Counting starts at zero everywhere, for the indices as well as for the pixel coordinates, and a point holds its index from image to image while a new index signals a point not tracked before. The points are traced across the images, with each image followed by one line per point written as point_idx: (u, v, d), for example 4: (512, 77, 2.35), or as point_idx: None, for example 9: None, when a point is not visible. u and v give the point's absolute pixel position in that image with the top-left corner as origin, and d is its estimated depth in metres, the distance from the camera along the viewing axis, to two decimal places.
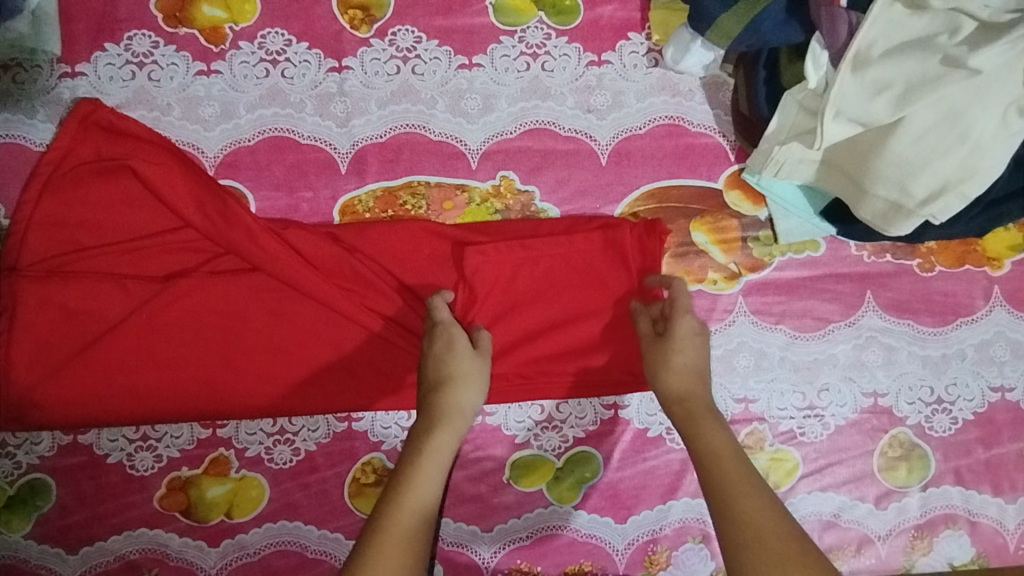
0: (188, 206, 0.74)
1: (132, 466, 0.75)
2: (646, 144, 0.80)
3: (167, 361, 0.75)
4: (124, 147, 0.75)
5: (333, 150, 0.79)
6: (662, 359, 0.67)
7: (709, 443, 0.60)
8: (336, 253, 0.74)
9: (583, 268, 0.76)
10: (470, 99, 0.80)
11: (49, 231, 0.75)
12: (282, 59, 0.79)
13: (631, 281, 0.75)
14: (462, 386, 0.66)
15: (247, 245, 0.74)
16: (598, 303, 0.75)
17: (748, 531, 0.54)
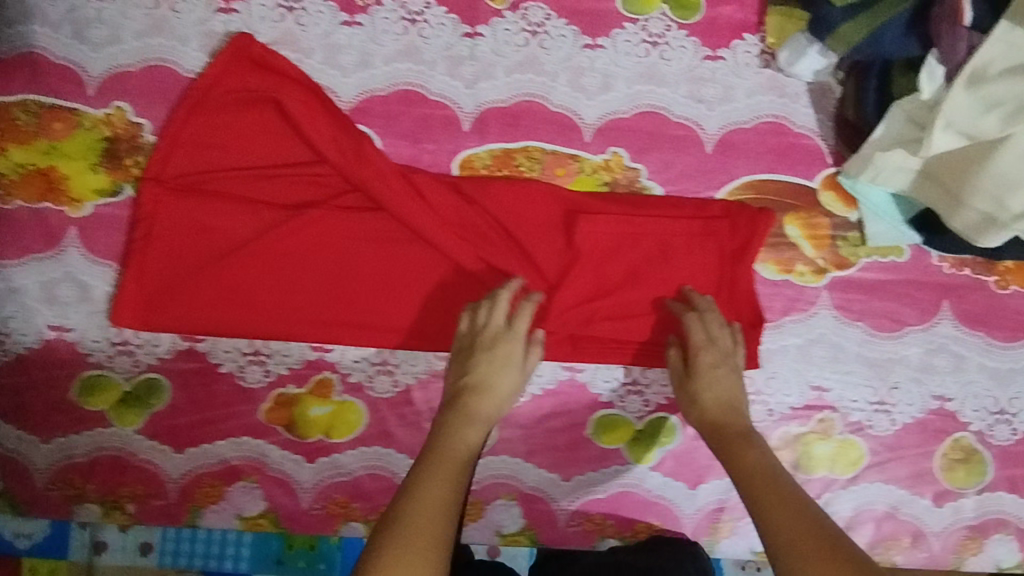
0: (325, 142, 0.80)
1: (242, 377, 0.79)
2: (750, 139, 0.85)
3: (288, 284, 0.80)
4: (272, 81, 0.81)
5: (458, 109, 0.84)
6: (711, 365, 0.75)
7: (749, 466, 0.68)
8: (458, 203, 0.81)
9: (682, 245, 0.81)
10: (590, 77, 0.84)
11: (192, 149, 0.80)
12: (420, 20, 0.84)
13: (725, 260, 0.81)
14: (491, 381, 0.74)
15: (375, 185, 0.80)
16: (693, 277, 0.81)
17: (772, 498, 0.64)
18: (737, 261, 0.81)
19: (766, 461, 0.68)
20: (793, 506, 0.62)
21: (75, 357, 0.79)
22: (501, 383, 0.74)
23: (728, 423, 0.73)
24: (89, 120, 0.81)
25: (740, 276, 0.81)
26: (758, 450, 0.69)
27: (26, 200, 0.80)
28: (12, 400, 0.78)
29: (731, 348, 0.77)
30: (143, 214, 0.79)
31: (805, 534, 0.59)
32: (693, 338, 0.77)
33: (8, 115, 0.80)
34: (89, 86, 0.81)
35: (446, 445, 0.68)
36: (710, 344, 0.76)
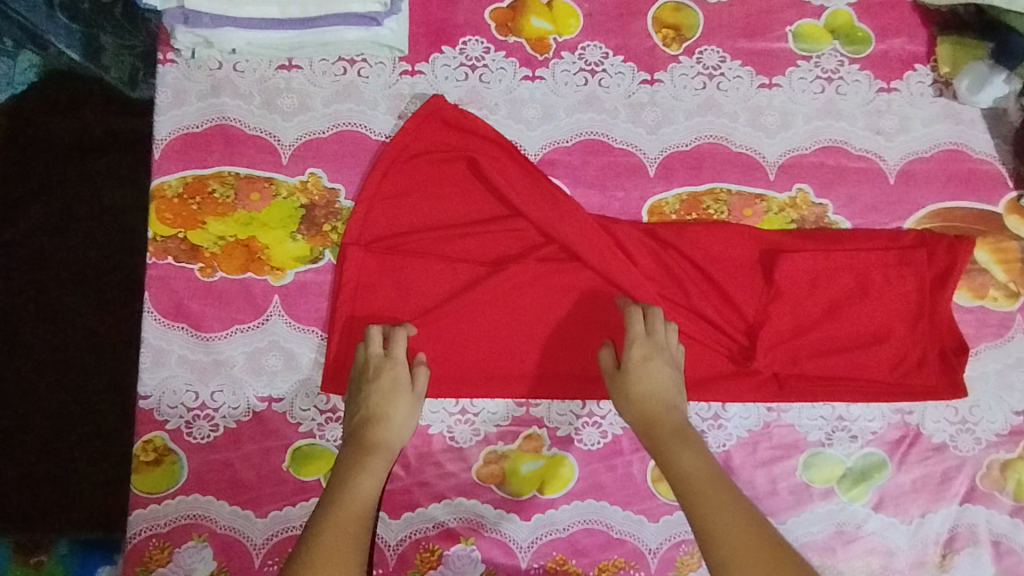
0: (520, 197, 0.81)
1: (452, 437, 0.80)
2: (932, 168, 0.85)
3: (489, 341, 0.80)
4: (464, 142, 0.82)
5: (643, 155, 0.85)
6: (643, 358, 0.74)
7: (683, 468, 0.67)
8: (656, 250, 0.81)
9: (881, 279, 0.81)
10: (769, 115, 0.85)
11: (388, 212, 0.81)
12: (599, 70, 0.85)
13: (926, 292, 0.81)
14: (387, 411, 0.74)
15: (572, 238, 0.80)
16: (894, 312, 0.81)
17: (707, 498, 0.64)
18: (937, 291, 0.81)
19: (701, 460, 0.68)
20: (746, 516, 0.63)
21: (286, 427, 0.79)
22: (397, 412, 0.74)
23: (662, 420, 0.71)
24: (286, 189, 0.82)
25: (940, 308, 0.81)
26: (692, 452, 0.68)
27: (229, 271, 0.81)
28: (229, 474, 0.78)
29: (667, 343, 0.75)
30: (347, 279, 0.80)
31: (755, 551, 0.60)
32: (632, 330, 0.76)
33: (207, 188, 0.82)
34: (283, 154, 0.83)
35: (345, 483, 0.69)
36: (647, 338, 0.75)
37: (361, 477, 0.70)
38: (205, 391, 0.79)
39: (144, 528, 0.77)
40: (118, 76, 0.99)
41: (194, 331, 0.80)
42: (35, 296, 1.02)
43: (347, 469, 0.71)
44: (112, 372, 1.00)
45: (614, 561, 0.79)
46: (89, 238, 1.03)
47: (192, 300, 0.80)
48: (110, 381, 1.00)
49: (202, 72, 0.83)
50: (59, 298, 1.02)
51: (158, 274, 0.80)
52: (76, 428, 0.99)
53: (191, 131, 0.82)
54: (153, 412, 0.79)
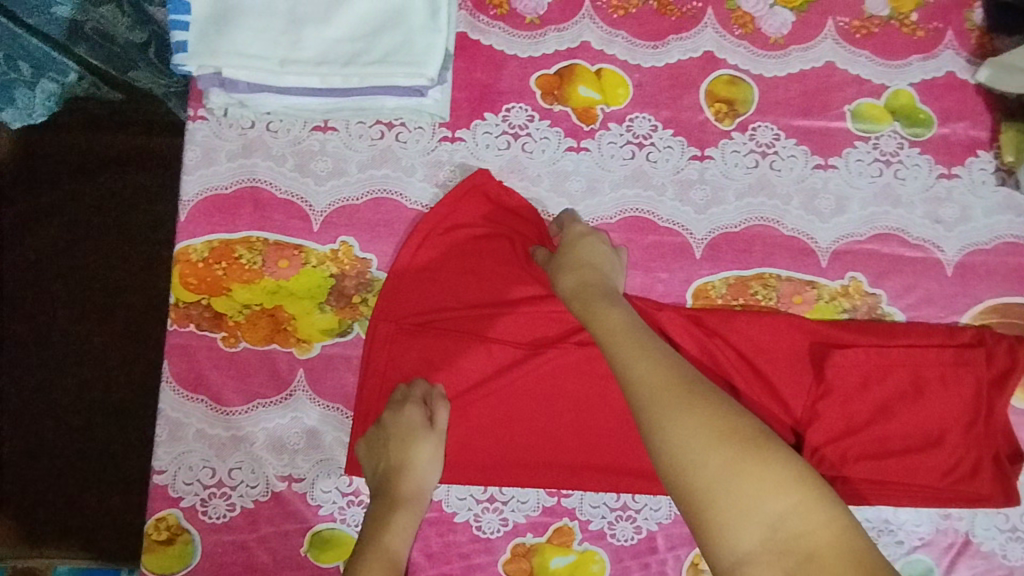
0: None
1: (479, 527, 0.76)
2: (991, 260, 0.81)
3: (522, 426, 0.76)
4: (507, 219, 0.79)
5: (690, 236, 0.81)
6: (579, 235, 0.76)
7: (605, 320, 0.68)
8: (701, 338, 0.77)
9: (939, 379, 0.76)
10: (824, 199, 0.82)
11: (421, 286, 0.78)
12: (647, 143, 0.82)
13: (986, 397, 0.76)
14: (409, 456, 0.72)
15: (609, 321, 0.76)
16: (953, 416, 0.75)
17: (620, 339, 0.65)
18: (994, 393, 0.76)
19: (627, 317, 0.68)
20: (663, 359, 0.62)
21: (306, 510, 0.76)
22: (418, 456, 0.73)
23: (583, 293, 0.72)
24: (315, 257, 0.79)
25: (999, 413, 0.76)
26: (618, 308, 0.69)
27: (253, 342, 0.77)
28: (244, 558, 0.75)
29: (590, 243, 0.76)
30: (375, 361, 0.76)
31: (662, 381, 0.60)
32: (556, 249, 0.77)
33: (233, 253, 0.78)
34: (314, 221, 0.79)
35: (374, 538, 0.70)
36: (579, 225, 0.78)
37: (391, 530, 0.70)
38: (223, 468, 0.75)
39: None
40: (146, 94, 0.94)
41: (214, 404, 0.76)
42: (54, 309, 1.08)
43: (376, 522, 0.71)
44: (130, 387, 1.07)
45: None
46: (105, 253, 1.09)
47: (213, 371, 0.77)
48: (129, 392, 1.07)
49: (234, 131, 0.80)
50: (78, 310, 1.08)
51: (179, 342, 0.77)
52: (99, 438, 1.06)
53: (220, 193, 0.79)
54: (168, 488, 0.75)
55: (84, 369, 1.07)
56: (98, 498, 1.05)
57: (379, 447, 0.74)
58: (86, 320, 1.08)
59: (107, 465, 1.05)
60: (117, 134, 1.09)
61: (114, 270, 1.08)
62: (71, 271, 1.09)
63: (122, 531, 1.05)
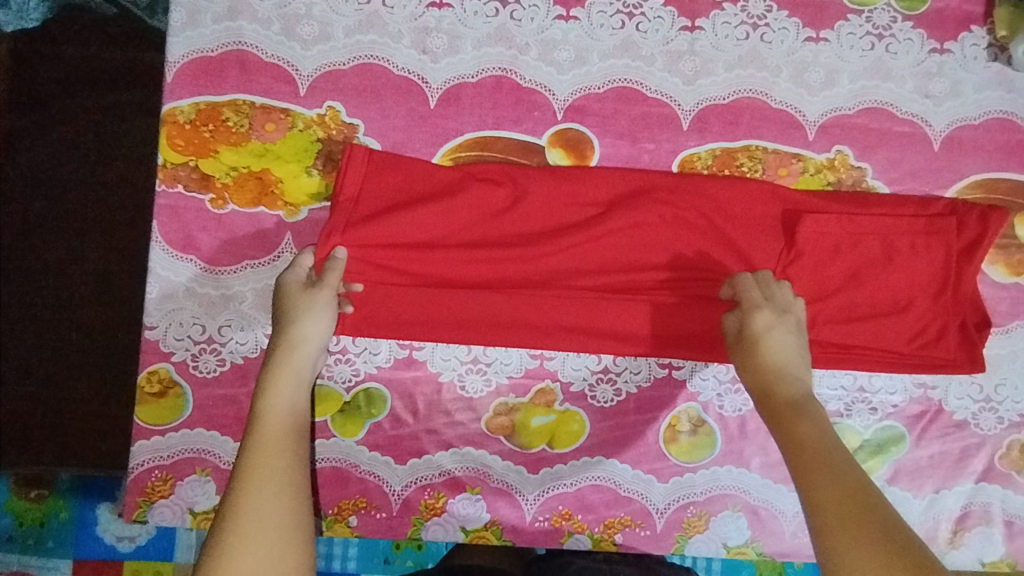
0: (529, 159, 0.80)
1: (463, 387, 0.78)
2: (979, 136, 0.81)
3: (490, 293, 0.76)
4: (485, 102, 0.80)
5: (678, 107, 0.81)
6: (767, 326, 0.70)
7: (806, 439, 0.63)
8: (668, 206, 0.77)
9: (908, 248, 0.77)
10: (814, 72, 0.81)
11: (376, 171, 0.75)
12: (638, 13, 0.81)
13: (953, 262, 0.77)
14: (294, 312, 0.70)
15: (576, 192, 0.78)
16: (918, 282, 0.77)
17: (819, 459, 0.61)
18: (964, 261, 0.77)
19: (822, 432, 0.63)
20: (840, 478, 0.59)
21: None
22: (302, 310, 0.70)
23: (776, 390, 0.68)
24: (302, 121, 0.79)
25: (966, 280, 0.77)
26: (812, 422, 0.64)
27: (241, 205, 0.78)
28: (234, 411, 0.77)
29: (790, 307, 0.72)
30: (340, 224, 0.74)
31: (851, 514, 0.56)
32: (746, 297, 0.72)
33: (220, 116, 0.78)
34: (301, 85, 0.79)
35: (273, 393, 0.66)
36: (768, 305, 0.71)
37: (279, 381, 0.67)
38: (212, 325, 0.77)
39: (148, 459, 0.76)
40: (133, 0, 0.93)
41: (203, 264, 0.77)
42: (43, 206, 1.07)
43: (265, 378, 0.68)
44: (121, 280, 1.07)
45: (619, 518, 0.78)
46: (94, 151, 1.07)
47: (201, 232, 0.77)
48: (122, 283, 1.07)
49: None
50: (68, 207, 1.07)
51: (167, 203, 0.77)
52: (92, 328, 1.06)
53: (205, 55, 0.79)
54: (159, 343, 0.76)
55: (75, 263, 1.07)
56: (93, 386, 1.06)
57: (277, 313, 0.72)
58: (78, 216, 1.07)
59: (98, 357, 1.06)
60: (102, 33, 1.07)
61: (102, 165, 1.07)
62: (58, 167, 1.07)
63: (108, 423, 1.06)
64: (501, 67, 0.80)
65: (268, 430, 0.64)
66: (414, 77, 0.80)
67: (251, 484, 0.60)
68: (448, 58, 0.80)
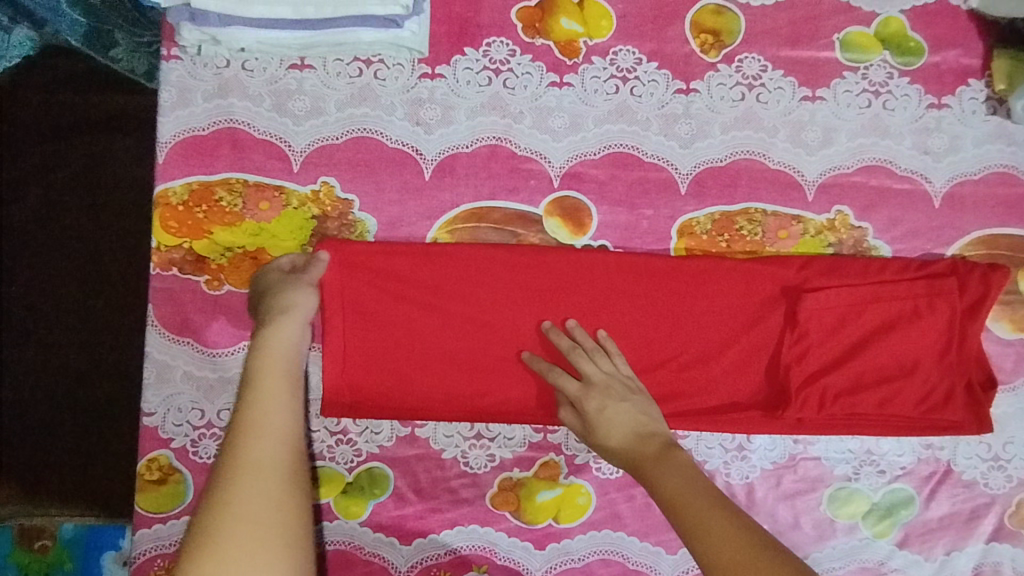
0: (524, 230, 0.79)
1: (466, 463, 0.77)
2: (980, 191, 0.81)
3: (486, 370, 0.77)
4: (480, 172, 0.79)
5: (675, 171, 0.80)
6: (599, 408, 0.72)
7: (669, 487, 0.65)
8: (662, 277, 0.77)
9: (907, 310, 0.76)
10: (810, 131, 0.81)
11: (360, 260, 0.76)
12: (632, 77, 0.80)
13: (954, 321, 0.76)
14: (279, 294, 0.70)
15: (567, 265, 0.77)
16: (920, 345, 0.76)
17: (691, 505, 0.62)
18: (967, 322, 0.76)
19: (682, 478, 0.65)
20: (718, 517, 0.60)
21: None
22: (291, 295, 0.70)
23: (640, 454, 0.69)
24: (296, 198, 0.78)
25: (970, 339, 0.76)
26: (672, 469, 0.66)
27: (237, 285, 0.77)
28: None
29: (605, 375, 0.74)
30: (333, 315, 0.75)
31: (733, 550, 0.57)
32: (568, 390, 0.73)
33: (213, 196, 0.77)
34: (294, 161, 0.78)
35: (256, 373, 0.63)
36: (589, 388, 0.73)
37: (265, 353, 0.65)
38: (211, 409, 0.76)
39: (150, 547, 0.75)
40: (129, 69, 0.91)
41: (200, 347, 0.76)
42: (37, 273, 1.06)
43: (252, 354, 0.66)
44: (117, 344, 1.06)
45: None
46: (88, 217, 1.06)
47: (197, 314, 0.76)
48: (119, 347, 1.06)
49: (209, 71, 0.78)
50: (63, 274, 1.06)
51: (162, 286, 0.76)
52: (90, 394, 1.05)
53: (197, 134, 0.78)
54: (157, 430, 0.75)
55: (71, 329, 1.06)
56: (92, 454, 1.05)
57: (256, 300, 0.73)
58: (74, 281, 1.06)
59: (97, 424, 1.05)
60: (93, 100, 1.06)
61: (97, 228, 1.06)
62: (54, 232, 1.07)
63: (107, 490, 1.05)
64: (496, 136, 0.79)
65: (264, 386, 0.62)
66: (408, 149, 0.79)
67: (241, 448, 0.56)
68: (441, 129, 0.79)
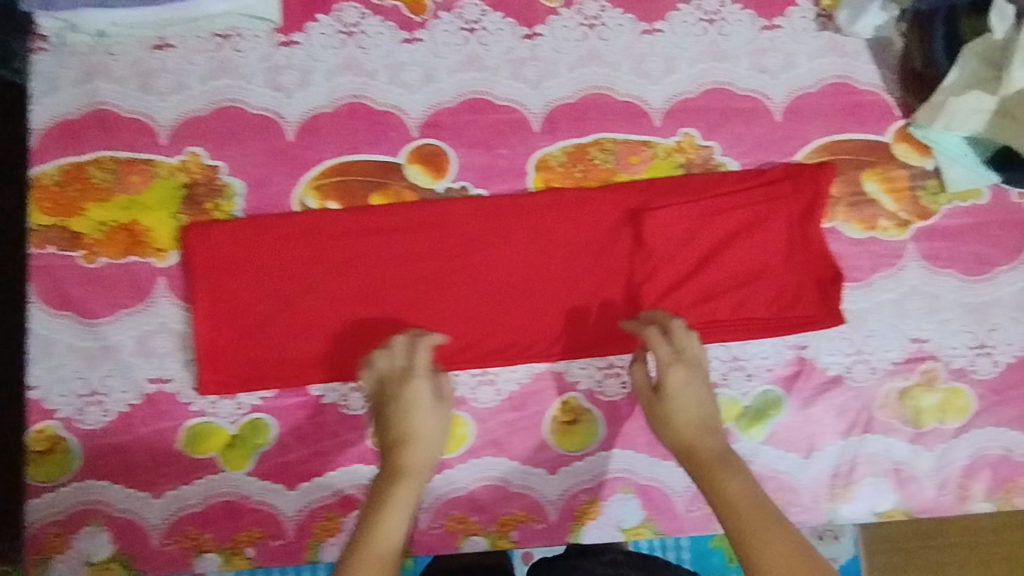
0: (381, 183, 0.82)
1: (347, 406, 0.79)
2: (818, 102, 0.85)
3: (358, 321, 0.79)
4: (339, 128, 0.83)
5: (527, 111, 0.84)
6: (683, 384, 0.69)
7: (732, 494, 0.63)
8: (517, 212, 0.81)
9: (750, 221, 0.81)
10: (652, 62, 0.85)
11: (222, 236, 0.79)
12: (478, 27, 0.85)
13: (793, 225, 0.81)
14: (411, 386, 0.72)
15: (423, 209, 0.81)
16: (766, 249, 0.81)
17: (748, 510, 0.61)
18: (806, 222, 0.81)
19: (748, 489, 0.63)
20: (779, 535, 0.59)
21: (178, 409, 0.79)
22: (416, 390, 0.71)
23: (703, 445, 0.67)
24: (165, 169, 0.81)
25: (812, 240, 0.81)
26: (740, 477, 0.64)
27: (111, 257, 0.80)
28: (119, 460, 0.78)
29: (700, 357, 0.71)
30: (204, 284, 0.78)
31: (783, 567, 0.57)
32: (659, 353, 0.71)
33: (85, 174, 0.81)
34: (161, 134, 0.82)
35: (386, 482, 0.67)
36: (678, 358, 0.70)
37: (410, 465, 0.68)
38: (95, 377, 0.78)
39: (41, 517, 0.77)
40: None
41: (81, 319, 0.79)
42: None
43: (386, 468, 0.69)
44: None
45: (512, 515, 0.79)
46: None
47: (76, 287, 0.79)
48: None
49: (74, 58, 0.82)
50: None
51: (40, 265, 0.79)
52: None
53: (67, 119, 0.82)
54: (43, 402, 0.78)
55: None
56: None
57: (383, 364, 0.74)
58: None
59: None
60: None
61: None
62: None
63: None
64: (353, 93, 0.83)
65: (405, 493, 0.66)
66: (270, 113, 0.82)
67: None
68: (301, 92, 0.83)
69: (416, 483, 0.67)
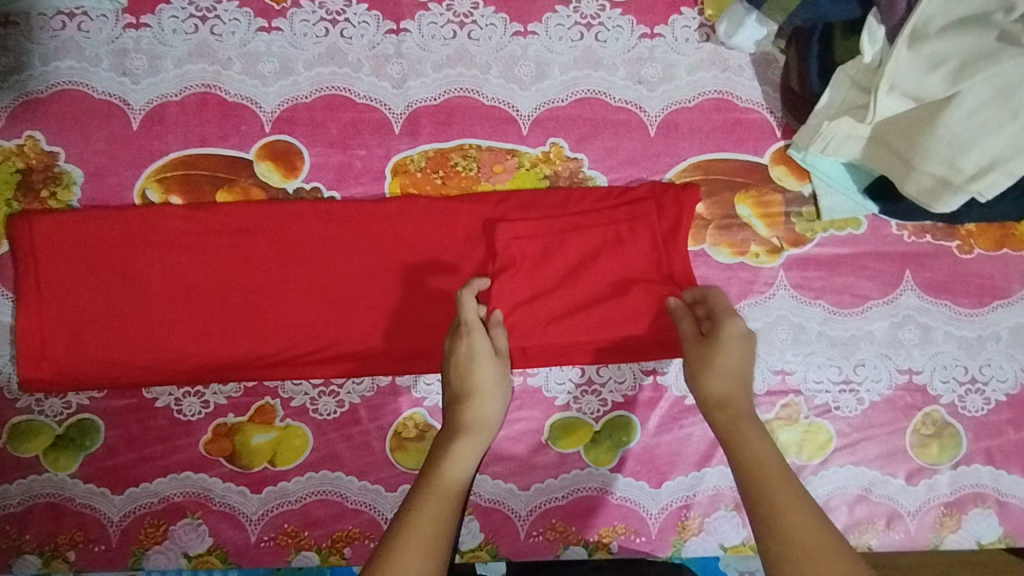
0: (230, 179, 0.78)
1: (180, 410, 0.77)
2: (695, 117, 0.81)
3: (197, 322, 0.76)
4: (187, 118, 0.79)
5: (388, 110, 0.80)
6: (469, 354, 0.69)
7: (750, 450, 0.61)
8: (368, 217, 0.78)
9: (612, 239, 0.77)
10: (523, 66, 0.81)
11: (57, 225, 0.76)
12: (341, 19, 0.81)
13: (656, 247, 0.77)
14: (474, 341, 0.69)
15: (270, 209, 0.77)
16: (626, 270, 0.77)
17: (756, 463, 0.60)
18: (670, 245, 0.77)
19: (767, 446, 0.61)
20: (786, 491, 0.57)
21: (4, 405, 0.76)
22: (479, 344, 0.69)
23: (733, 402, 0.65)
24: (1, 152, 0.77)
25: (675, 264, 0.77)
26: (759, 435, 0.62)
27: None
28: None
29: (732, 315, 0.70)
30: (38, 277, 0.75)
31: (802, 528, 0.55)
32: (467, 317, 0.70)
33: None
34: None
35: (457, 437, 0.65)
36: (468, 330, 0.70)
37: (473, 420, 0.66)
38: None
39: None
40: None
41: None
42: None
43: (448, 426, 0.66)
44: None
45: (346, 532, 0.76)
46: None
47: None
48: None
49: None
50: None
51: None
52: None
53: None
54: None
55: None
56: None
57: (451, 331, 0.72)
58: None
59: None
60: None
61: None
62: None
63: None
64: (204, 83, 0.79)
65: (468, 444, 0.64)
66: (115, 99, 0.78)
67: (410, 533, 0.57)
68: (149, 78, 0.79)
69: (484, 435, 0.66)
